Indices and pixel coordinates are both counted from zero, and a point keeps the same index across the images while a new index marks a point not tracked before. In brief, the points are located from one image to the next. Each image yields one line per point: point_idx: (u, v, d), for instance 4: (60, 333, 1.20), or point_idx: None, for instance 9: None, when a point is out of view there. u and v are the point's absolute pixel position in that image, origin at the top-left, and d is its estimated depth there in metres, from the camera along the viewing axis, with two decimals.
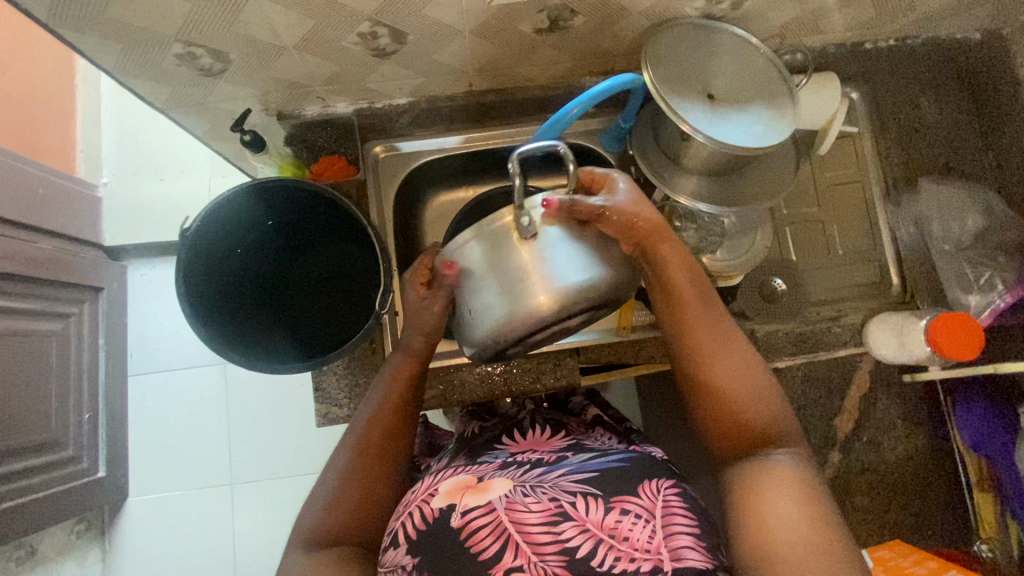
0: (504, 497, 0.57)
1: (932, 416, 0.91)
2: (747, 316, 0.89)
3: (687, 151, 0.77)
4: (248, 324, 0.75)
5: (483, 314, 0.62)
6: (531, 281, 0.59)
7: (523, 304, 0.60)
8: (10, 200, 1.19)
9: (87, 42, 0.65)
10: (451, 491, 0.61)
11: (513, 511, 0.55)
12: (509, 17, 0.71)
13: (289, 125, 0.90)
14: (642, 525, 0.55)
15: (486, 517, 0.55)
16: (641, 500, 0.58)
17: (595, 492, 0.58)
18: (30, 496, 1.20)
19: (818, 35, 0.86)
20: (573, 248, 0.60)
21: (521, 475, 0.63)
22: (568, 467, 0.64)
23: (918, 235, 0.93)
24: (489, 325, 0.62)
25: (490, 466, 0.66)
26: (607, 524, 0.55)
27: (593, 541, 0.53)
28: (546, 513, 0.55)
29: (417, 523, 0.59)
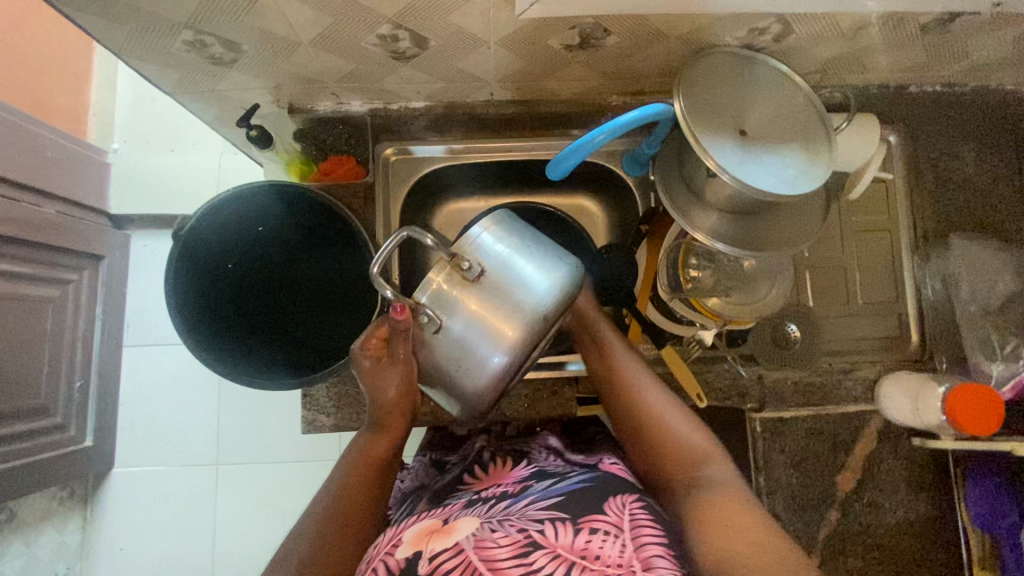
0: (472, 536, 0.54)
1: (939, 483, 0.88)
2: (755, 360, 0.86)
3: (711, 186, 0.73)
4: (242, 335, 0.73)
5: (453, 382, 0.64)
6: (468, 345, 0.61)
7: (481, 364, 0.61)
8: (17, 162, 1.17)
9: (94, 21, 0.61)
10: (416, 538, 0.56)
11: (483, 547, 0.52)
12: (539, 31, 0.67)
13: (299, 119, 0.86)
14: (613, 541, 0.53)
15: (454, 558, 0.51)
16: (609, 517, 0.57)
17: (563, 516, 0.56)
18: (15, 462, 1.18)
19: (862, 75, 0.81)
20: (484, 297, 0.61)
21: (488, 511, 0.60)
22: (535, 496, 0.62)
23: (944, 293, 0.89)
24: (466, 392, 0.64)
25: (454, 508, 0.63)
26: (578, 546, 0.53)
27: (563, 565, 0.51)
28: (515, 546, 0.52)
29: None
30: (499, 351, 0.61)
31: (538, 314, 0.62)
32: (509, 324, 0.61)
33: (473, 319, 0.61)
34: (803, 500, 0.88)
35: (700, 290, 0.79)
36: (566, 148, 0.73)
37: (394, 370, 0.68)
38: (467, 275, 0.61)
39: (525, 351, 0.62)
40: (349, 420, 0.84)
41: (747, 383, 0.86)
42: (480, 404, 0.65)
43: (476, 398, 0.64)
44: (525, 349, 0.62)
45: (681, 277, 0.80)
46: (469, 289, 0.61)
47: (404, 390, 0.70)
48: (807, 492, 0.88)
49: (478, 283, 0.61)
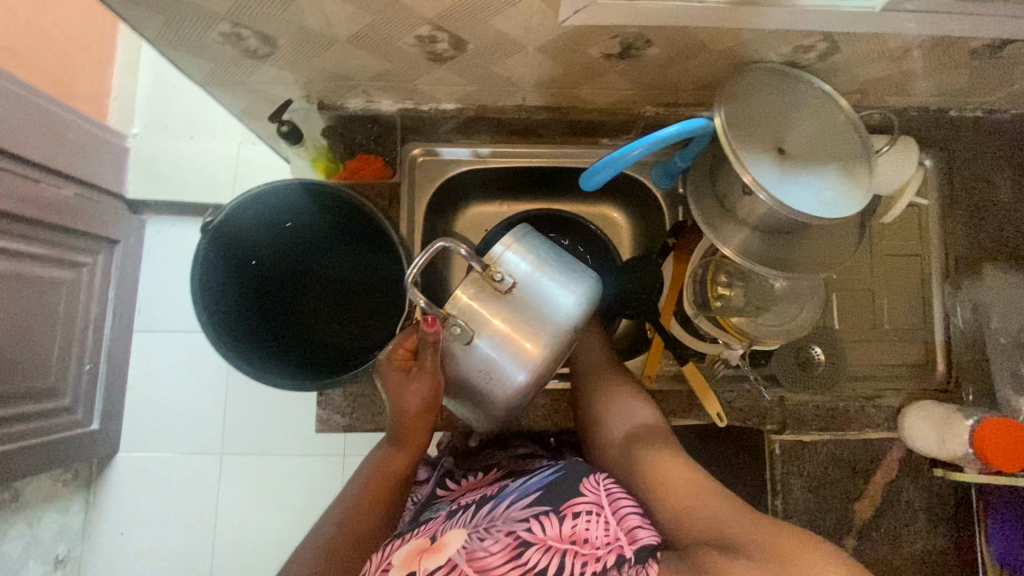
0: (462, 550, 0.54)
1: (959, 517, 0.86)
2: (778, 383, 0.85)
3: (747, 204, 0.71)
4: (262, 331, 0.72)
5: (475, 395, 0.64)
6: (496, 359, 0.60)
7: (506, 379, 0.61)
8: (39, 143, 1.16)
9: (132, 9, 0.61)
10: (406, 559, 0.55)
11: (476, 559, 0.53)
12: (580, 38, 0.66)
13: (328, 116, 0.84)
14: (597, 519, 0.55)
15: (450, 574, 0.52)
16: (588, 497, 0.57)
17: (545, 509, 0.56)
18: (24, 442, 1.17)
19: (904, 97, 0.80)
20: (513, 312, 0.60)
21: (472, 519, 0.59)
22: (512, 496, 0.59)
23: (975, 322, 0.87)
24: (486, 405, 0.64)
25: (437, 522, 0.61)
26: (567, 533, 0.54)
27: (557, 557, 0.53)
28: (508, 549, 0.53)
29: None
30: (525, 367, 0.61)
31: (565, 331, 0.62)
32: (537, 339, 0.61)
33: (502, 333, 0.60)
34: (819, 526, 0.87)
35: (729, 309, 0.79)
36: (601, 160, 0.72)
37: (419, 387, 0.65)
38: (499, 287, 0.60)
39: (548, 367, 0.62)
40: (363, 422, 0.83)
41: (768, 405, 0.84)
42: (499, 415, 0.65)
43: (495, 411, 0.64)
44: (549, 364, 0.62)
45: (710, 294, 0.80)
46: (499, 303, 0.61)
47: (426, 406, 0.67)
48: (823, 518, 0.86)
49: (510, 294, 0.61)
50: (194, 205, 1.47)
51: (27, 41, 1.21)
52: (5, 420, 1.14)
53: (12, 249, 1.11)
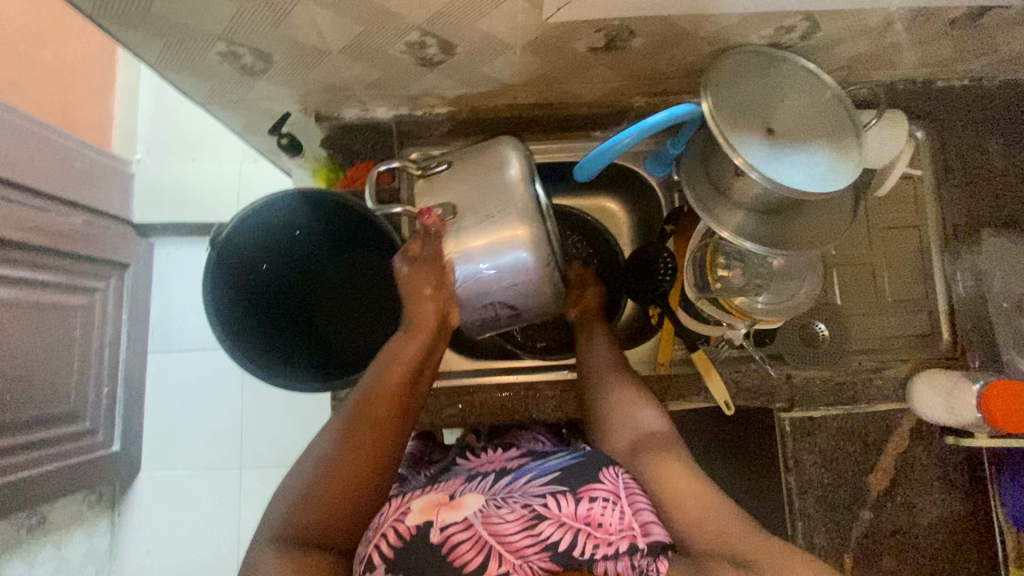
0: (478, 510, 0.55)
1: (974, 483, 0.86)
2: (783, 360, 0.86)
3: (739, 185, 0.72)
4: (278, 341, 0.75)
5: (503, 282, 0.68)
6: (487, 222, 0.66)
7: (508, 235, 0.65)
8: (45, 172, 1.19)
9: (131, 35, 0.63)
10: (426, 506, 0.56)
11: (490, 523, 0.53)
12: (565, 34, 0.67)
13: (326, 127, 0.87)
14: (613, 508, 0.55)
15: (466, 530, 0.53)
16: (605, 484, 0.57)
17: (562, 490, 0.57)
18: (47, 466, 1.20)
19: (890, 71, 0.80)
20: (462, 175, 0.69)
21: (490, 486, 0.60)
22: (533, 471, 0.61)
23: (976, 289, 0.88)
24: (513, 285, 0.68)
25: (456, 483, 0.63)
26: (581, 516, 0.54)
27: (571, 534, 0.52)
28: (522, 520, 0.53)
29: (393, 541, 0.53)
30: (520, 222, 0.65)
31: (514, 156, 0.68)
32: (503, 194, 0.66)
33: (473, 201, 0.67)
34: (834, 500, 0.88)
35: (729, 290, 0.79)
36: (592, 152, 0.75)
37: (429, 275, 0.68)
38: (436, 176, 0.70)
39: (536, 228, 0.66)
40: None
41: (776, 383, 0.85)
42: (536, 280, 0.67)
43: (525, 289, 0.68)
44: (539, 218, 0.66)
45: (709, 278, 0.79)
46: (450, 184, 0.69)
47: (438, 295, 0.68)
48: (836, 491, 0.88)
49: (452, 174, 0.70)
50: (199, 225, 1.50)
51: (27, 75, 1.24)
52: (25, 446, 1.16)
53: (22, 276, 1.13)
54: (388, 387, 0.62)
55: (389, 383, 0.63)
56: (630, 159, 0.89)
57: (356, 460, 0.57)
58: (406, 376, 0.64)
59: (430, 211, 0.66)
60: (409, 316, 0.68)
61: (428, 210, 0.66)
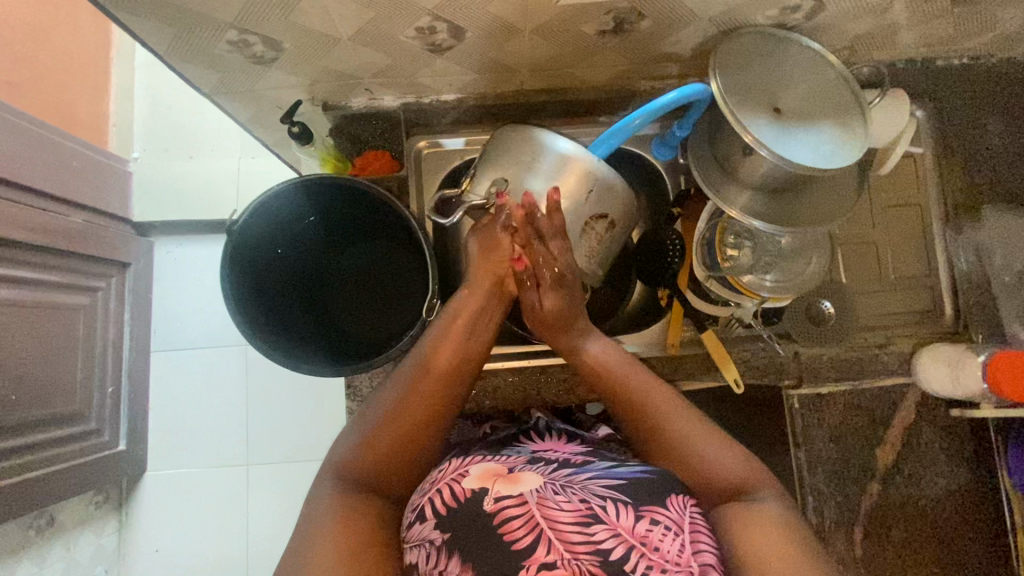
0: (536, 492, 0.52)
1: (979, 454, 0.88)
2: (790, 339, 0.87)
3: (748, 164, 0.73)
4: (289, 329, 0.74)
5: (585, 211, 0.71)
6: (550, 169, 0.69)
7: (570, 172, 0.69)
8: (45, 172, 1.19)
9: (141, 25, 0.63)
10: (483, 474, 0.56)
11: (545, 507, 0.51)
12: (573, 17, 0.68)
13: (334, 116, 0.88)
14: (672, 537, 0.50)
15: (519, 508, 0.51)
16: (670, 512, 0.52)
17: (626, 498, 0.53)
18: (53, 466, 1.20)
19: (889, 51, 0.82)
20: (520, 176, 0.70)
21: (550, 472, 0.58)
22: (596, 471, 0.59)
23: (978, 264, 0.90)
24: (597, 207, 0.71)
25: (518, 461, 0.62)
26: (639, 532, 0.50)
27: (625, 546, 0.49)
28: (579, 513, 0.50)
29: (446, 500, 0.54)
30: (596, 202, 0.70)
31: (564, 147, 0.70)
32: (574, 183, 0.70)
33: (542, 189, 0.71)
34: (843, 475, 0.89)
35: (738, 269, 0.79)
36: (599, 136, 0.74)
37: (492, 243, 0.72)
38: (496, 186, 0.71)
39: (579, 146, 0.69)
40: None
41: (784, 360, 0.88)
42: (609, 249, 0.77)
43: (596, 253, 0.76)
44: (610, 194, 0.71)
45: (718, 255, 0.79)
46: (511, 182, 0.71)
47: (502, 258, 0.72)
48: (846, 465, 0.89)
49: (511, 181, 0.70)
50: (199, 222, 1.49)
51: (24, 73, 1.23)
52: (32, 446, 1.16)
53: (23, 276, 1.13)
54: (447, 343, 0.65)
55: (449, 340, 0.66)
56: (637, 144, 0.90)
57: (416, 409, 0.60)
58: (460, 337, 0.67)
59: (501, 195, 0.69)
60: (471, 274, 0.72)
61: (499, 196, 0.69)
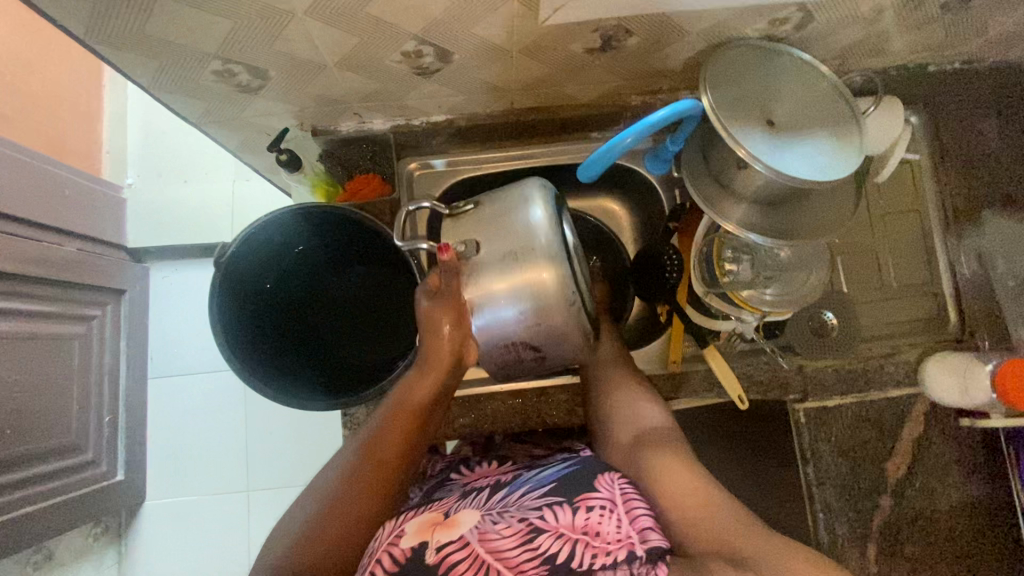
0: (474, 525, 0.54)
1: (991, 464, 0.86)
2: (793, 350, 0.86)
3: (742, 178, 0.72)
4: (271, 353, 0.73)
5: (522, 327, 0.64)
6: (512, 258, 0.63)
7: (534, 281, 0.62)
8: (39, 202, 1.18)
9: (124, 58, 0.62)
10: (421, 527, 0.55)
11: (487, 539, 0.52)
12: (560, 36, 0.67)
13: (323, 141, 0.86)
14: (610, 516, 0.54)
15: (461, 548, 0.51)
16: (601, 493, 0.57)
17: (559, 500, 0.56)
18: (49, 501, 1.17)
19: (882, 58, 0.81)
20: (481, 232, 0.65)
21: (485, 503, 0.60)
22: (527, 486, 0.62)
23: (981, 270, 0.88)
24: (541, 327, 0.64)
25: (451, 500, 0.63)
26: (577, 524, 0.53)
27: (569, 545, 0.51)
28: (516, 532, 0.52)
29: (388, 570, 0.51)
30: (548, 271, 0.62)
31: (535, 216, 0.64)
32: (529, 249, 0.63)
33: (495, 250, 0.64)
34: (853, 490, 0.87)
35: (737, 284, 0.78)
36: (594, 152, 0.74)
37: (447, 311, 0.66)
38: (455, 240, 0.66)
39: (570, 267, 0.63)
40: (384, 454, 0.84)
41: (788, 374, 0.86)
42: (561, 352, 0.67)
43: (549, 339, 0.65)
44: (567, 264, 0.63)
45: (717, 270, 0.79)
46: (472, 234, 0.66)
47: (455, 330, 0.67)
48: (856, 480, 0.87)
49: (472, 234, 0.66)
50: (193, 247, 1.48)
51: (15, 105, 1.23)
52: (28, 481, 1.14)
53: (17, 308, 1.11)
54: (398, 428, 0.64)
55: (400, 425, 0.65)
56: (630, 158, 0.89)
57: (363, 495, 0.58)
58: (415, 418, 0.66)
59: (449, 249, 0.63)
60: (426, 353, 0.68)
61: (444, 247, 0.63)
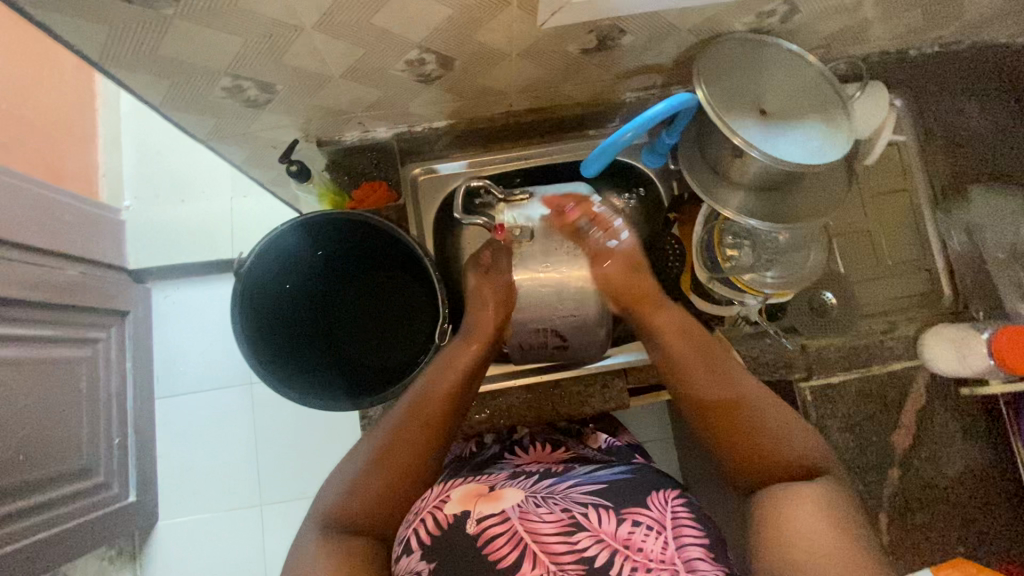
0: (518, 507, 0.59)
1: (992, 429, 0.89)
2: (797, 331, 0.90)
3: (739, 166, 0.75)
4: (291, 356, 0.75)
5: (557, 313, 0.81)
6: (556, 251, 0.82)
7: (573, 274, 0.81)
8: (40, 228, 1.19)
9: (136, 79, 0.64)
10: (464, 497, 0.62)
11: (529, 521, 0.57)
12: (558, 39, 0.70)
13: (329, 151, 0.88)
14: (655, 536, 0.57)
15: (502, 526, 0.57)
16: (651, 512, 0.60)
17: (606, 504, 0.60)
18: (62, 525, 1.18)
19: (863, 45, 0.85)
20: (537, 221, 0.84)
21: (530, 486, 0.65)
22: (577, 479, 0.67)
23: (971, 243, 0.91)
24: (574, 317, 0.81)
25: (500, 478, 0.69)
26: (621, 535, 0.57)
27: (609, 552, 0.55)
28: (561, 524, 0.57)
29: (431, 529, 0.59)
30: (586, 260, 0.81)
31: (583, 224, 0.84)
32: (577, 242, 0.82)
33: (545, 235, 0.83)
34: (861, 464, 0.89)
35: (739, 269, 0.81)
36: (597, 149, 0.77)
37: (492, 289, 0.82)
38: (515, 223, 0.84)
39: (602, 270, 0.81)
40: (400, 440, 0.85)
41: (793, 354, 0.88)
42: (590, 340, 0.84)
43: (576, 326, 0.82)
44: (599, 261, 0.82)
45: (719, 256, 0.81)
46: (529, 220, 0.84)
47: (498, 308, 0.81)
48: (864, 453, 0.89)
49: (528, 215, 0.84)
50: (195, 265, 1.49)
51: (15, 132, 1.24)
52: (41, 505, 1.14)
53: (26, 333, 1.12)
54: (441, 388, 0.70)
55: (442, 385, 0.71)
56: (629, 153, 0.91)
57: (406, 451, 0.65)
58: (456, 383, 0.72)
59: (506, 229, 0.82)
60: (469, 330, 0.79)
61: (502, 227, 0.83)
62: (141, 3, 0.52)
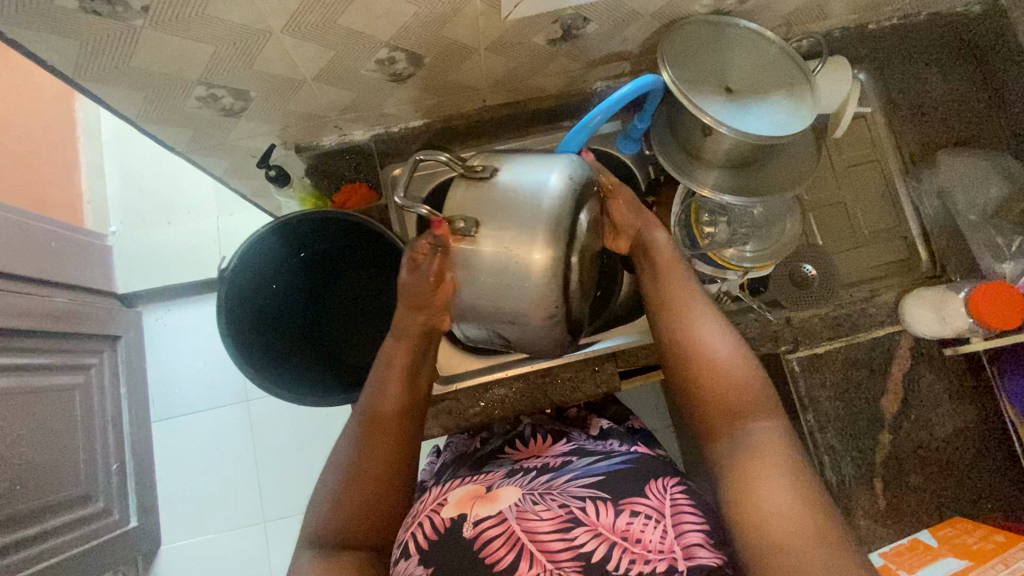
0: (514, 507, 0.60)
1: (977, 387, 0.90)
2: (780, 305, 0.91)
3: (709, 145, 0.77)
4: (279, 355, 0.76)
5: (499, 320, 0.61)
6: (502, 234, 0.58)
7: (519, 267, 0.57)
8: (26, 256, 1.19)
9: (111, 94, 0.65)
10: (461, 500, 0.63)
11: (526, 520, 0.58)
12: (522, 30, 0.71)
13: (307, 157, 0.91)
14: (653, 526, 0.57)
15: (498, 527, 0.58)
16: (650, 501, 0.60)
17: (604, 496, 0.60)
18: (64, 554, 1.17)
19: (822, 21, 0.87)
20: (497, 197, 0.59)
21: (530, 482, 0.65)
22: (576, 471, 0.66)
23: (943, 208, 0.94)
24: (514, 326, 0.61)
25: (497, 475, 0.69)
26: (619, 527, 0.57)
27: (607, 545, 0.55)
28: (558, 521, 0.57)
29: (428, 532, 0.61)
30: (542, 246, 0.57)
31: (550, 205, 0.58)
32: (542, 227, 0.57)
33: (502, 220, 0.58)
34: (853, 431, 0.91)
35: (716, 245, 0.83)
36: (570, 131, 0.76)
37: (422, 283, 0.66)
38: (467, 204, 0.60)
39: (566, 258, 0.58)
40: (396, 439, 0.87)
41: (778, 327, 0.90)
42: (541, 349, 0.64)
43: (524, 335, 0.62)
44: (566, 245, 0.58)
45: (696, 235, 0.83)
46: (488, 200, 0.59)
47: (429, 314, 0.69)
48: (854, 420, 0.91)
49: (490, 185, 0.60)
50: (185, 285, 1.49)
51: None
52: (40, 535, 1.13)
53: (17, 362, 1.12)
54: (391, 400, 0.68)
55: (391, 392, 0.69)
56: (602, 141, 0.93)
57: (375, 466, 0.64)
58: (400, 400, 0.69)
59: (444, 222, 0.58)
60: (398, 325, 0.72)
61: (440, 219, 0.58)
62: (110, 15, 0.53)
